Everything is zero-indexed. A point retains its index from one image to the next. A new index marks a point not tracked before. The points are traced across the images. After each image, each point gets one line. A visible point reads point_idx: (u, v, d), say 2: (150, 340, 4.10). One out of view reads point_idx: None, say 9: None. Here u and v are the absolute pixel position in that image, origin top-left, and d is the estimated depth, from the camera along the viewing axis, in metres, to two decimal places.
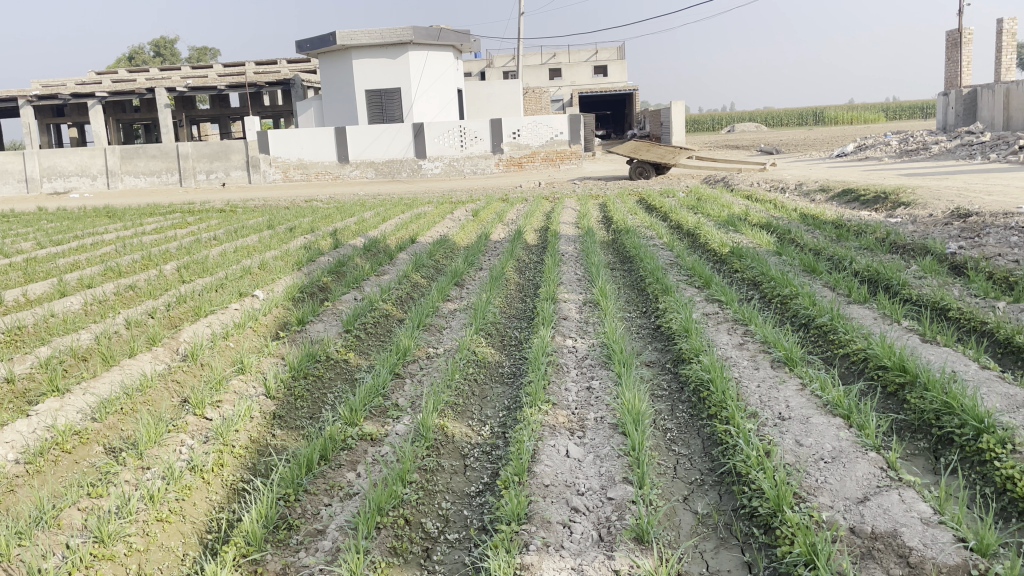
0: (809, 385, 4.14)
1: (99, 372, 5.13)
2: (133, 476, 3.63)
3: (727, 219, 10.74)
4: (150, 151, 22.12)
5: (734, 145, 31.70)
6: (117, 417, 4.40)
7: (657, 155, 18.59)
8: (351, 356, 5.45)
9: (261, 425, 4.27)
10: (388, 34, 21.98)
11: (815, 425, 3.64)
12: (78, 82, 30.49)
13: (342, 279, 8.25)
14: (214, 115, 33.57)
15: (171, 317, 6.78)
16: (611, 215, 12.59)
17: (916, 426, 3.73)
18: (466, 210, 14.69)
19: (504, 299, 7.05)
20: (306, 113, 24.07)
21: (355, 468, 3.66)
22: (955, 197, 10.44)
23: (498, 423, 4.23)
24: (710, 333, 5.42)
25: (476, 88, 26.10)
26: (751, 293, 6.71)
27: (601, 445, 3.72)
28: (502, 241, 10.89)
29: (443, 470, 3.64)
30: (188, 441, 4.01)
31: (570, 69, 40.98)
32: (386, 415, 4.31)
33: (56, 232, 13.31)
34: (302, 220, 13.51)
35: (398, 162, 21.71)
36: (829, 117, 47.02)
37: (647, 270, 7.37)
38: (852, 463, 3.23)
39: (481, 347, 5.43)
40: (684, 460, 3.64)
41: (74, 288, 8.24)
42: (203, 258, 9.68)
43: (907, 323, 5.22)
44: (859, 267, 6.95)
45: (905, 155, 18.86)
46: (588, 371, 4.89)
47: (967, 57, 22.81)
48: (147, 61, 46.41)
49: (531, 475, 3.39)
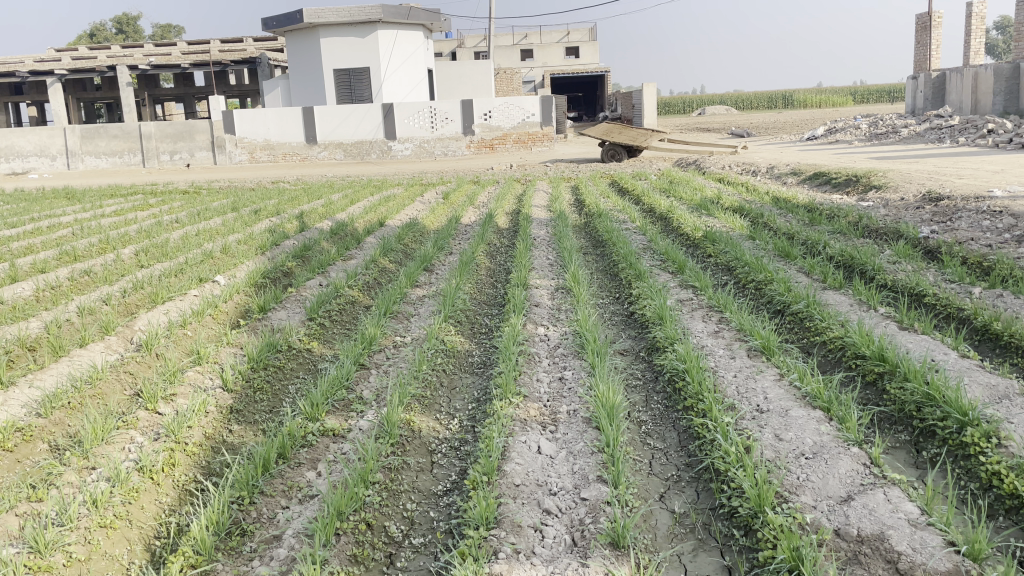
0: (787, 375, 4.03)
1: (47, 364, 4.86)
2: (76, 477, 3.40)
3: (700, 202, 10.63)
4: (111, 131, 21.50)
5: (706, 128, 31.68)
6: (64, 411, 4.16)
7: (629, 137, 18.43)
8: (315, 346, 5.24)
9: (218, 420, 4.06)
10: (356, 12, 21.51)
11: (794, 418, 3.52)
12: (36, 59, 29.57)
13: (308, 264, 8.01)
14: (178, 94, 32.83)
15: (126, 303, 6.49)
16: (583, 198, 12.41)
17: (897, 417, 3.62)
18: (437, 192, 14.44)
19: (475, 285, 6.87)
20: (273, 92, 23.56)
21: (315, 466, 3.48)
22: (926, 181, 10.42)
23: (467, 416, 4.07)
24: (685, 320, 5.28)
25: (447, 68, 25.69)
26: (725, 278, 6.59)
27: (574, 441, 3.57)
28: (473, 225, 10.68)
29: (408, 468, 3.46)
30: (137, 439, 3.79)
31: (542, 49, 40.64)
32: (349, 408, 4.12)
33: (11, 214, 12.86)
34: (268, 202, 13.18)
35: (368, 143, 21.35)
36: (798, 100, 47.24)
37: (620, 255, 7.23)
38: (833, 459, 3.12)
39: (450, 336, 5.25)
40: (660, 455, 3.51)
41: (26, 273, 7.89)
42: (164, 242, 9.37)
43: (884, 310, 5.13)
44: (833, 252, 6.86)
45: (875, 138, 18.90)
46: (560, 361, 4.73)
47: (936, 41, 22.90)
48: (109, 38, 45.20)
49: (501, 474, 3.23)
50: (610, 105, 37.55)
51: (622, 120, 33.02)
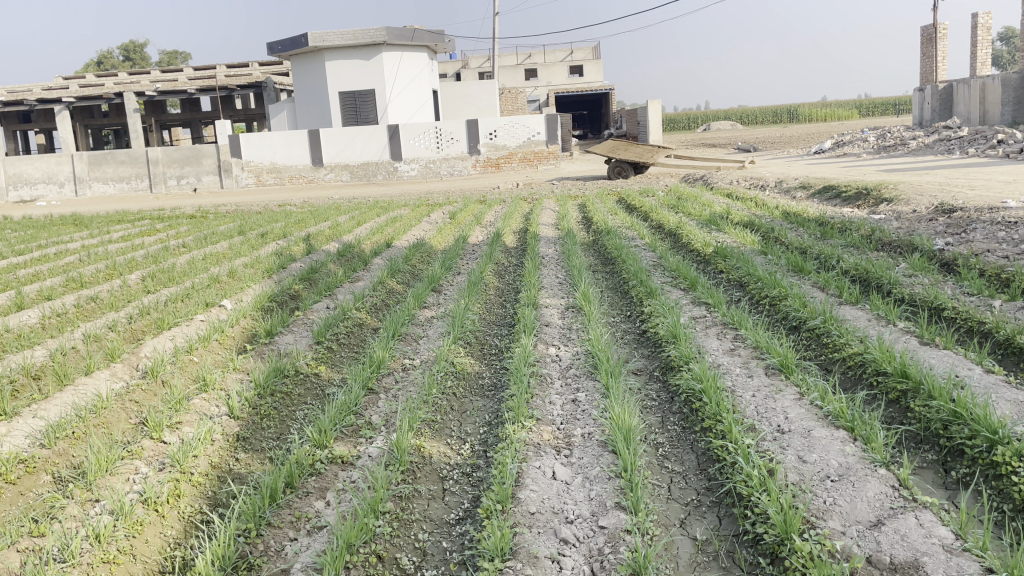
0: (808, 395, 3.91)
1: (52, 394, 4.79)
2: (79, 510, 3.30)
3: (709, 218, 10.54)
4: (119, 157, 21.59)
5: (712, 144, 31.64)
6: (67, 442, 4.07)
7: (635, 154, 18.40)
8: (323, 370, 5.16)
9: (223, 449, 3.97)
10: (361, 35, 21.63)
11: (817, 439, 3.40)
12: (44, 87, 29.82)
13: (314, 287, 7.94)
14: (185, 119, 33.06)
15: (132, 330, 6.43)
16: (591, 216, 12.33)
17: (923, 436, 3.51)
18: (444, 212, 14.41)
19: (484, 305, 6.78)
20: (279, 116, 23.67)
21: (324, 496, 3.38)
22: (938, 192, 10.31)
23: (479, 440, 3.97)
24: (699, 338, 5.18)
25: (452, 88, 25.77)
26: (738, 294, 6.50)
27: (590, 466, 3.46)
28: (480, 245, 10.60)
29: (420, 496, 3.36)
30: (142, 469, 3.70)
31: (546, 68, 40.78)
32: (358, 434, 4.03)
33: (19, 241, 12.88)
34: (274, 225, 13.17)
35: (373, 165, 21.40)
36: (804, 114, 47.23)
37: (630, 273, 7.15)
38: (860, 482, 3.01)
39: (460, 358, 5.16)
40: (679, 479, 3.39)
41: (32, 300, 7.86)
42: (170, 267, 9.33)
43: (904, 325, 5.02)
44: (847, 266, 6.76)
45: (883, 151, 18.81)
46: (573, 383, 4.62)
47: (942, 53, 22.87)
48: (117, 65, 45.63)
49: (515, 503, 3.12)
50: (615, 122, 37.56)
51: (627, 137, 33.01)
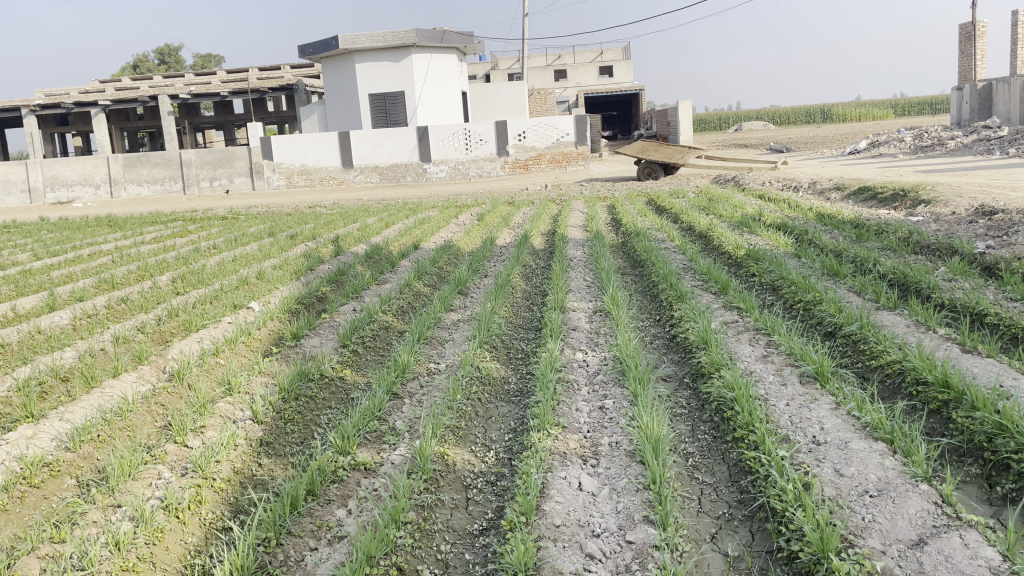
0: (845, 405, 3.78)
1: (79, 396, 4.81)
2: (101, 516, 3.29)
3: (740, 220, 10.37)
4: (153, 159, 21.88)
5: (743, 144, 31.19)
6: (92, 445, 4.07)
7: (665, 155, 18.20)
8: (348, 374, 5.12)
9: (247, 454, 3.93)
10: (390, 37, 21.68)
11: (855, 452, 3.27)
12: (82, 91, 30.32)
13: (342, 289, 7.94)
14: (218, 122, 33.47)
15: (161, 332, 6.46)
16: (619, 218, 12.19)
17: (966, 449, 3.35)
18: (472, 214, 14.36)
19: (510, 308, 6.72)
20: (310, 118, 23.84)
21: (346, 504, 3.32)
22: (978, 194, 10.02)
23: (504, 448, 3.90)
24: (731, 344, 5.05)
25: (481, 90, 25.73)
26: (771, 298, 6.36)
27: (618, 477, 3.37)
28: (508, 247, 10.54)
29: (442, 506, 3.29)
30: (164, 474, 3.67)
31: (576, 69, 40.62)
32: (382, 440, 3.97)
33: (55, 243, 13.05)
34: (304, 227, 13.21)
35: (403, 166, 21.45)
36: (837, 115, 46.52)
37: (659, 276, 7.04)
38: (902, 498, 2.88)
39: (486, 363, 5.09)
40: (709, 491, 3.29)
41: (64, 302, 7.93)
42: (200, 269, 9.37)
43: (944, 332, 4.85)
44: (885, 270, 6.59)
45: (921, 151, 18.41)
46: (600, 390, 4.51)
47: (981, 51, 22.34)
48: (152, 69, 46.37)
49: (540, 515, 3.04)
50: (645, 123, 37.27)
51: (658, 138, 32.67)
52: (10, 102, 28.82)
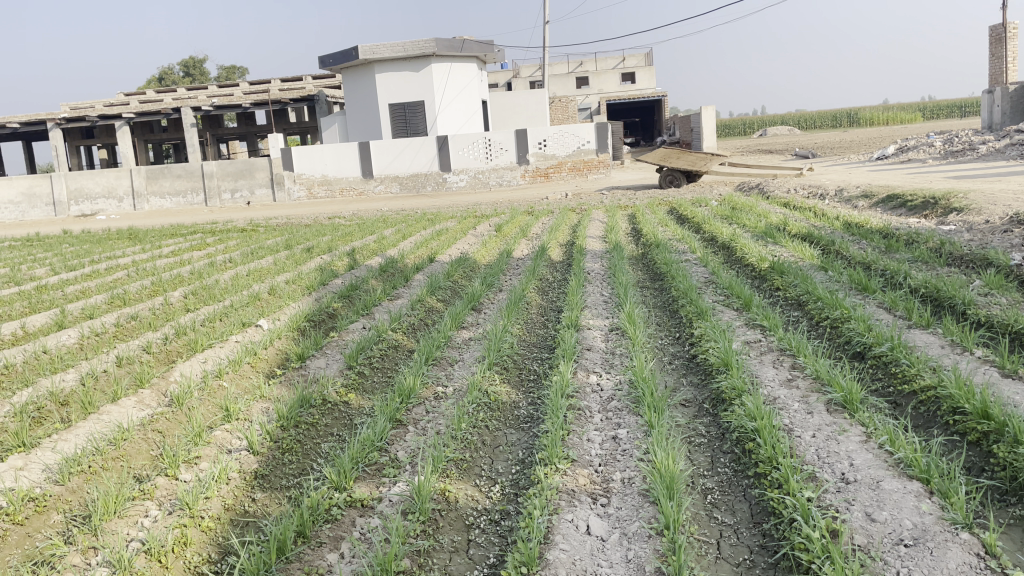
0: (876, 438, 3.51)
1: (76, 423, 4.64)
2: (81, 560, 3.11)
3: (764, 230, 10.08)
4: (175, 171, 21.92)
5: (768, 151, 30.75)
6: (82, 478, 3.89)
7: (687, 162, 17.89)
8: (352, 398, 4.92)
9: (240, 488, 3.75)
10: (410, 47, 21.59)
11: (888, 493, 3.01)
12: (107, 104, 30.57)
13: (353, 304, 7.76)
14: (241, 133, 33.63)
15: (167, 352, 6.31)
16: (640, 227, 11.96)
17: (1009, 488, 3.06)
18: (490, 224, 14.16)
19: (524, 325, 6.51)
20: (331, 128, 23.82)
21: (338, 547, 3.11)
22: (1013, 201, 9.67)
23: (510, 481, 3.67)
24: (754, 367, 4.79)
25: (502, 99, 25.57)
26: (796, 315, 6.08)
27: (629, 519, 3.13)
28: (525, 259, 10.33)
29: (440, 551, 3.08)
30: (152, 512, 3.49)
31: (597, 77, 40.38)
32: (381, 474, 3.75)
33: (74, 257, 13.01)
34: (321, 239, 13.08)
35: (423, 176, 21.32)
36: (864, 118, 45.86)
37: (679, 290, 6.79)
38: (940, 549, 2.61)
39: (495, 386, 4.86)
40: (730, 533, 3.05)
41: (73, 320, 7.82)
42: (214, 284, 9.24)
43: (981, 353, 4.55)
44: (916, 284, 6.29)
45: (951, 156, 17.96)
46: (614, 418, 4.27)
47: (1013, 52, 21.79)
48: (177, 81, 46.80)
49: (543, 565, 2.81)
50: (668, 130, 36.89)
51: (682, 145, 32.26)
52: (37, 116, 29.15)
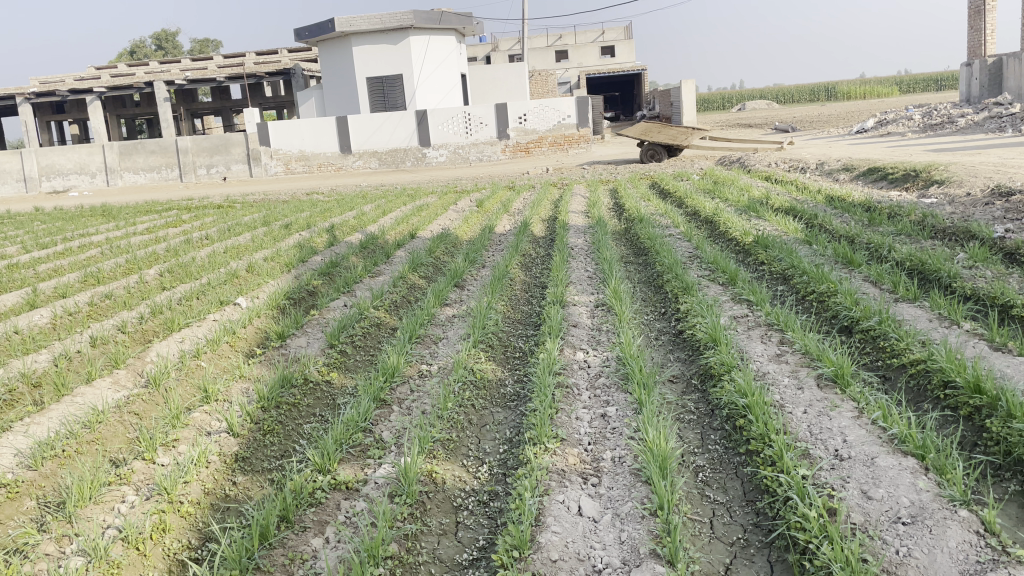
0: (868, 414, 3.47)
1: (49, 405, 4.50)
2: (56, 548, 3.00)
3: (747, 204, 10.03)
4: (149, 146, 21.49)
5: (748, 124, 30.68)
6: (56, 462, 3.76)
7: (668, 136, 17.78)
8: (335, 377, 4.82)
9: (220, 471, 3.65)
10: (387, 19, 21.21)
11: (883, 470, 2.96)
12: (77, 78, 29.86)
13: (333, 282, 7.62)
14: (215, 108, 33.04)
15: (144, 331, 6.15)
16: (622, 202, 11.85)
17: (1002, 464, 3.02)
18: (471, 199, 14.00)
19: (509, 302, 6.42)
20: (307, 102, 23.42)
21: (323, 532, 3.03)
22: (993, 173, 9.69)
23: (498, 461, 3.60)
24: (742, 342, 4.73)
25: (481, 72, 25.26)
26: (782, 289, 6.04)
27: (621, 499, 3.07)
28: (507, 234, 10.22)
29: (428, 534, 3.01)
30: (129, 497, 3.38)
31: (577, 50, 40.05)
32: (366, 455, 3.67)
33: (45, 235, 12.70)
34: (299, 215, 12.86)
35: (402, 151, 21.07)
36: (842, 92, 45.92)
37: (664, 265, 6.73)
38: (939, 528, 2.57)
39: (480, 364, 4.78)
40: (722, 512, 3.00)
41: (45, 299, 7.61)
42: (190, 261, 9.05)
43: (969, 326, 4.52)
44: (901, 258, 6.26)
45: (930, 129, 17.99)
46: (602, 395, 4.20)
47: (991, 25, 21.78)
48: (149, 55, 45.86)
49: (535, 548, 2.74)
50: (648, 104, 36.71)
51: (661, 119, 32.11)
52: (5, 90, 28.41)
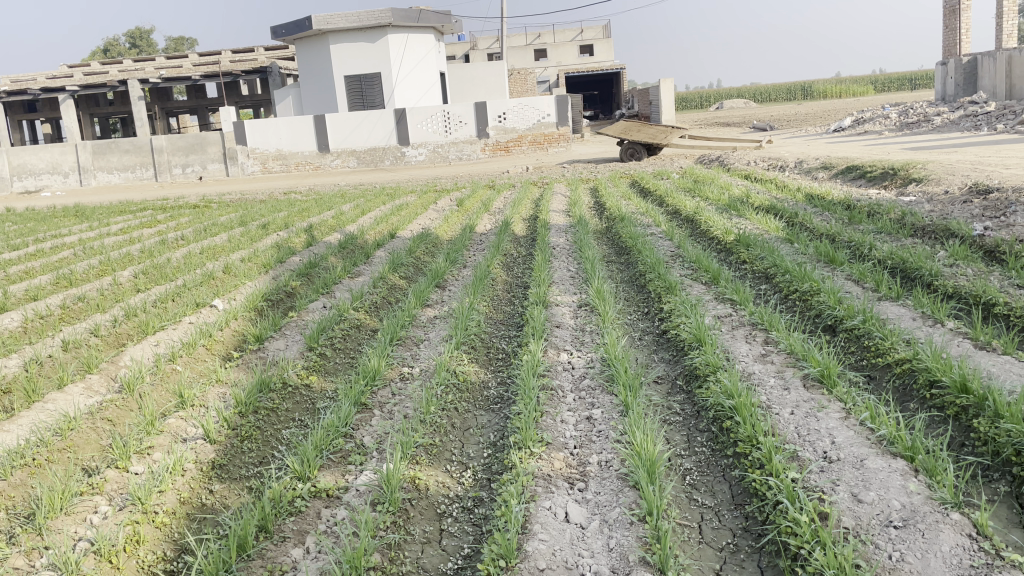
0: (856, 415, 3.44)
1: (19, 412, 4.36)
2: (25, 562, 2.88)
3: (728, 203, 10.02)
4: (124, 145, 21.17)
5: (726, 123, 30.83)
6: (25, 471, 3.62)
7: (648, 135, 17.77)
8: (314, 381, 4.73)
9: (196, 480, 3.54)
10: (365, 17, 21.05)
11: (873, 472, 2.93)
12: (49, 76, 29.37)
13: (312, 283, 7.51)
14: (191, 106, 32.66)
15: (118, 334, 6.01)
16: (603, 201, 11.82)
17: (991, 464, 3.00)
18: (451, 199, 13.90)
19: (490, 302, 6.34)
20: (284, 101, 23.19)
21: (303, 542, 2.95)
22: (970, 171, 9.75)
23: (482, 466, 3.53)
24: (726, 342, 4.69)
25: (460, 71, 25.15)
26: (764, 288, 6.01)
27: (609, 505, 3.02)
28: (488, 234, 10.15)
29: (412, 542, 2.93)
30: (102, 508, 3.26)
31: (556, 49, 40.02)
32: (347, 461, 3.58)
33: (16, 236, 12.43)
34: (276, 215, 12.69)
35: (381, 150, 20.92)
36: (818, 90, 46.30)
37: (646, 264, 6.69)
38: (932, 531, 2.54)
39: (463, 366, 4.70)
40: (711, 516, 2.96)
41: (15, 302, 7.42)
42: (166, 262, 8.89)
43: (952, 325, 4.52)
44: (882, 256, 6.26)
45: (907, 128, 18.13)
46: (587, 397, 4.14)
47: (965, 24, 21.99)
48: (122, 53, 45.25)
49: (521, 557, 2.67)
50: (627, 102, 36.74)
51: (640, 117, 32.13)
52: None
